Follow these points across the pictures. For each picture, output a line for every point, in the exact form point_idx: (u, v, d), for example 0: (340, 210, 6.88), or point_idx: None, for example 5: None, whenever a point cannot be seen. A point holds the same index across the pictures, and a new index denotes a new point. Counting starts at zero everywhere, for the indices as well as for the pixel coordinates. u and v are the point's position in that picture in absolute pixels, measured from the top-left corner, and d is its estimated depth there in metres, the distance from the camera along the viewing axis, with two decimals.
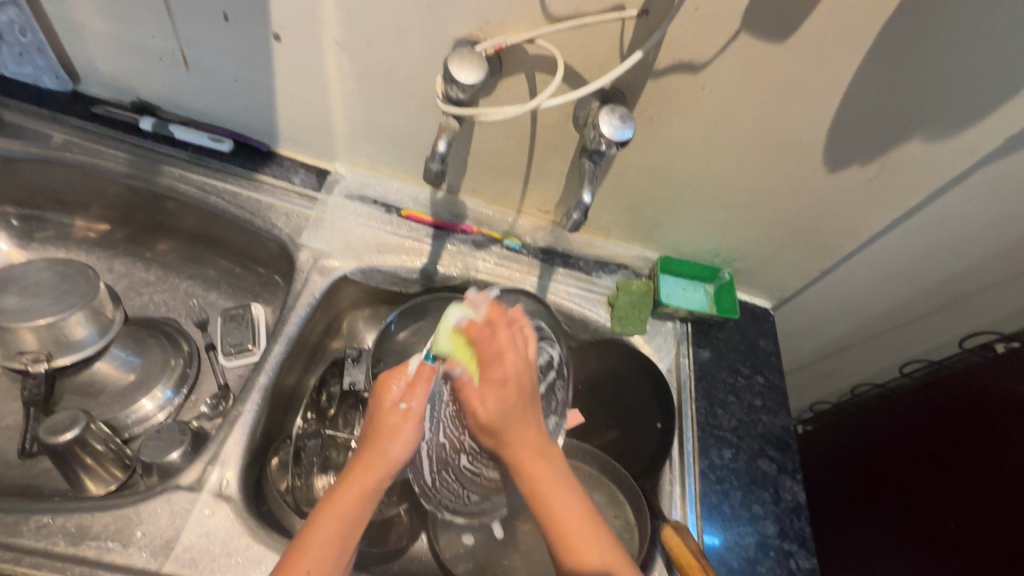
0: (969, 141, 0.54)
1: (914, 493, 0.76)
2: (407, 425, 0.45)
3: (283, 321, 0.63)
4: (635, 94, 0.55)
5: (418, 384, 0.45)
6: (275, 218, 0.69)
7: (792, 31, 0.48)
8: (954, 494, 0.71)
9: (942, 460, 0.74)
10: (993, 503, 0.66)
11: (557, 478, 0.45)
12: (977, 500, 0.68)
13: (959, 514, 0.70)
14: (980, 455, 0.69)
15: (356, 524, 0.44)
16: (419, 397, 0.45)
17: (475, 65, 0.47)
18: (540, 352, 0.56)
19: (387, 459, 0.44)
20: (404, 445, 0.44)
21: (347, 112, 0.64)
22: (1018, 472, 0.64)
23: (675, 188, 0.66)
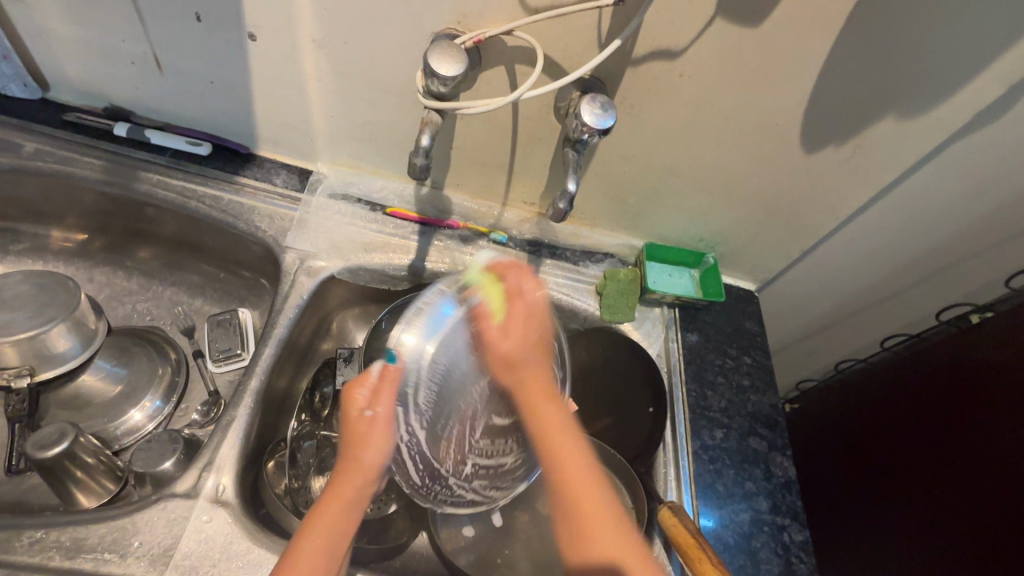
0: (939, 118, 0.56)
1: (902, 464, 0.79)
2: (378, 428, 0.47)
3: (272, 324, 0.62)
4: (614, 82, 0.56)
5: (382, 389, 0.47)
6: (258, 221, 0.68)
7: (766, 14, 0.48)
8: (935, 461, 0.73)
9: (924, 431, 0.76)
10: (975, 467, 0.68)
11: (555, 432, 0.51)
12: (959, 465, 0.70)
13: (943, 481, 0.72)
14: (960, 422, 0.72)
15: (343, 534, 0.46)
16: (386, 405, 0.47)
17: (455, 57, 0.46)
18: (518, 333, 0.53)
19: (363, 464, 0.46)
20: (378, 450, 0.47)
21: (326, 109, 0.64)
22: (997, 436, 0.66)
23: (657, 175, 0.67)
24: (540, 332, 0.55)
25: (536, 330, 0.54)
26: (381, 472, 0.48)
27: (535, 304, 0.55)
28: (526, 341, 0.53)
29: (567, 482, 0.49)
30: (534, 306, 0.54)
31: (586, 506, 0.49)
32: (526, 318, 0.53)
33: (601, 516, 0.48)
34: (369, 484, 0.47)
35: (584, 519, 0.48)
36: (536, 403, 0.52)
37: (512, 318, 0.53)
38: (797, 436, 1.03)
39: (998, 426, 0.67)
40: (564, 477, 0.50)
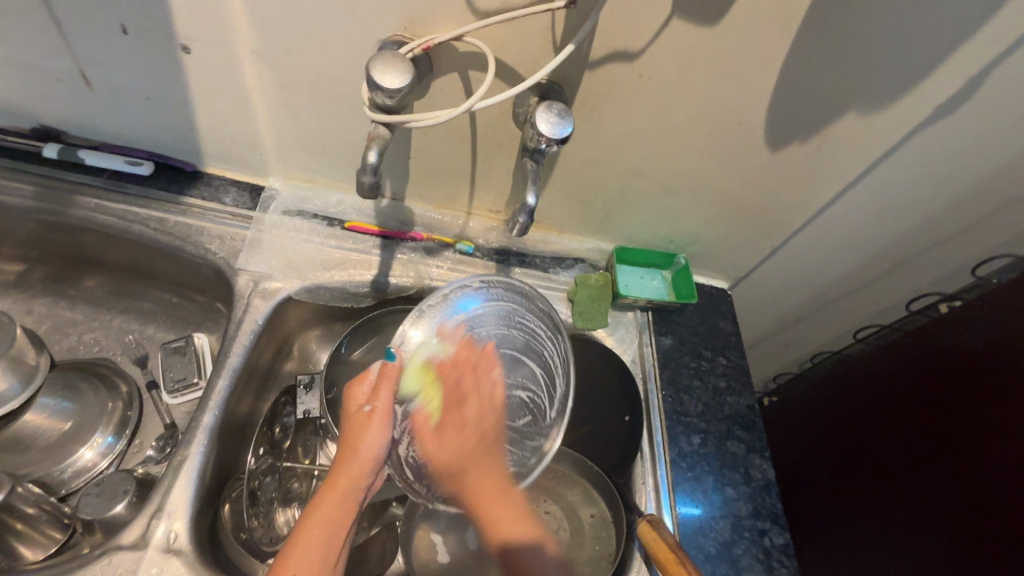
0: (899, 112, 0.55)
1: (886, 465, 0.78)
2: (375, 421, 0.49)
3: (226, 352, 0.59)
4: (573, 86, 0.54)
5: (380, 386, 0.50)
6: (207, 242, 0.64)
7: (723, 14, 0.47)
8: (919, 466, 0.72)
9: (909, 432, 0.75)
10: (957, 474, 0.67)
11: (500, 520, 0.52)
12: (942, 472, 0.69)
13: (927, 487, 0.71)
14: (943, 426, 0.70)
15: (340, 524, 0.48)
16: (382, 401, 0.50)
17: (400, 67, 0.43)
18: (447, 417, 0.57)
19: (360, 454, 0.49)
20: (372, 446, 0.49)
21: (273, 122, 0.60)
22: (982, 445, 0.65)
23: (623, 179, 0.65)
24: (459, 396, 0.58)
25: (477, 432, 0.57)
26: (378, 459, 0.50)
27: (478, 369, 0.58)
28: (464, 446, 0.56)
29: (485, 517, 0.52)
30: (485, 399, 0.58)
31: (494, 506, 0.53)
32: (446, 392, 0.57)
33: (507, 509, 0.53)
34: (362, 473, 0.49)
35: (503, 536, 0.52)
36: (486, 512, 0.52)
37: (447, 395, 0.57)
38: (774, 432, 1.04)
39: (984, 436, 0.65)
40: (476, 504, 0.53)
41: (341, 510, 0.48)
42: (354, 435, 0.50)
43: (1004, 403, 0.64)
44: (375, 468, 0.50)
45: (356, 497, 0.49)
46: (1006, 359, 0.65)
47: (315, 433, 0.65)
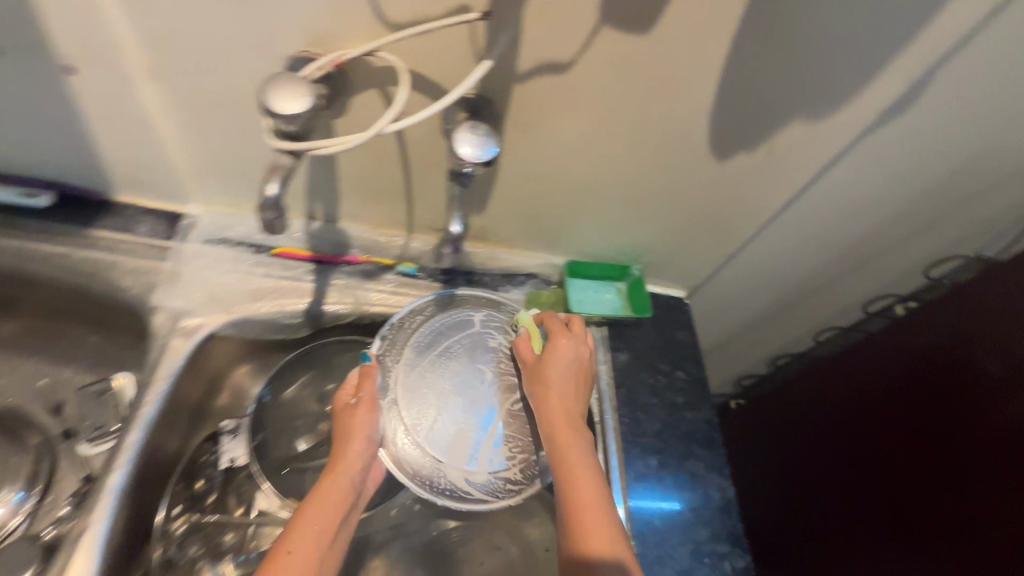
0: (845, 118, 0.53)
1: (864, 464, 0.79)
2: (361, 411, 0.54)
3: (139, 400, 0.54)
4: (502, 100, 0.50)
5: (363, 382, 0.56)
6: (119, 278, 0.59)
7: (653, 22, 0.44)
8: (895, 460, 0.73)
9: (881, 428, 0.76)
10: (930, 462, 0.69)
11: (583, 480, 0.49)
12: (912, 462, 0.71)
13: (904, 479, 0.72)
14: (908, 420, 0.72)
15: (338, 510, 0.50)
16: (365, 393, 0.54)
17: (297, 90, 0.39)
18: (559, 378, 0.55)
19: (348, 444, 0.52)
20: (362, 435, 0.52)
21: (183, 145, 0.55)
22: (946, 431, 0.67)
23: (568, 193, 0.62)
24: (576, 368, 0.56)
25: (580, 368, 0.57)
26: (370, 445, 0.53)
27: (577, 351, 0.57)
28: (568, 376, 0.55)
29: (571, 494, 0.49)
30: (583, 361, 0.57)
31: (585, 504, 0.48)
32: (565, 354, 0.56)
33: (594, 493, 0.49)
34: (356, 460, 0.52)
35: (583, 523, 0.47)
36: (568, 450, 0.51)
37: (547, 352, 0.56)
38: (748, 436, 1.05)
39: (950, 421, 0.67)
40: (570, 481, 0.49)
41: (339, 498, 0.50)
42: (345, 427, 0.54)
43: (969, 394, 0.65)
44: (368, 454, 0.53)
45: (350, 485, 0.52)
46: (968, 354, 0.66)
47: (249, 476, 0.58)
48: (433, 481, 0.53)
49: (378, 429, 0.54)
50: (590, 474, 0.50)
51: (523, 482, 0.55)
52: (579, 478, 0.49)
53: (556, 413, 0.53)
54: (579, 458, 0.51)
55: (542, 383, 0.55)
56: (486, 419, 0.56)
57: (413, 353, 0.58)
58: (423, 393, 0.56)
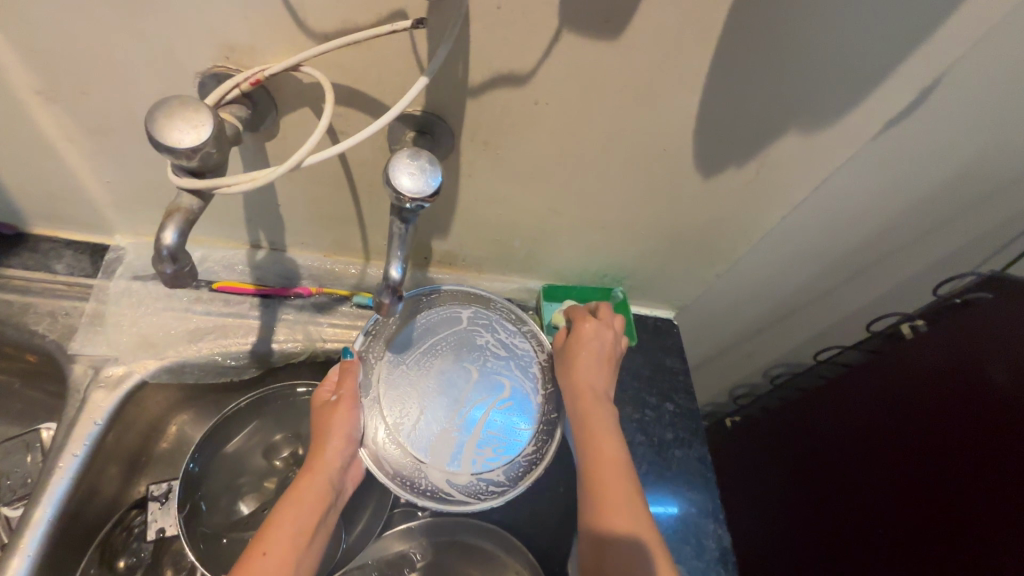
0: (845, 129, 0.47)
1: (866, 491, 0.72)
2: (340, 409, 0.49)
3: (51, 467, 0.47)
4: (455, 117, 0.43)
5: (344, 378, 0.51)
6: (35, 323, 0.53)
7: (623, 27, 0.37)
8: (897, 482, 0.68)
9: (882, 448, 0.71)
10: (932, 484, 0.63)
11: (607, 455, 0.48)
12: (913, 484, 0.65)
13: (907, 502, 0.66)
14: (909, 438, 0.67)
15: (312, 513, 0.46)
16: (346, 389, 0.50)
17: (196, 117, 0.32)
18: (589, 361, 0.53)
19: (326, 444, 0.48)
20: (343, 433, 0.49)
21: (97, 173, 0.49)
22: (947, 449, 0.62)
23: (539, 214, 0.55)
24: (603, 352, 0.54)
25: (608, 351, 0.54)
26: (351, 445, 0.49)
27: (607, 339, 0.55)
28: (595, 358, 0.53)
29: (598, 473, 0.47)
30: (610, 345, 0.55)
31: (609, 485, 0.46)
32: (593, 337, 0.54)
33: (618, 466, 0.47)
34: (334, 459, 0.48)
35: (609, 503, 0.45)
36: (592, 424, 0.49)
37: (577, 334, 0.54)
38: (745, 456, 1.00)
39: (952, 439, 0.62)
40: (597, 462, 0.48)
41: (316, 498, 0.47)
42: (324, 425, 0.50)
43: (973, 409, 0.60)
44: (347, 452, 0.50)
45: (329, 484, 0.48)
46: (972, 365, 0.62)
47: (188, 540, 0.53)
48: (413, 482, 0.49)
49: (359, 428, 0.49)
50: (617, 454, 0.48)
51: (508, 484, 0.50)
52: (606, 457, 0.48)
53: (583, 393, 0.51)
54: (606, 437, 0.49)
55: (572, 363, 0.53)
56: (471, 418, 0.52)
57: (399, 346, 0.54)
58: (406, 390, 0.52)
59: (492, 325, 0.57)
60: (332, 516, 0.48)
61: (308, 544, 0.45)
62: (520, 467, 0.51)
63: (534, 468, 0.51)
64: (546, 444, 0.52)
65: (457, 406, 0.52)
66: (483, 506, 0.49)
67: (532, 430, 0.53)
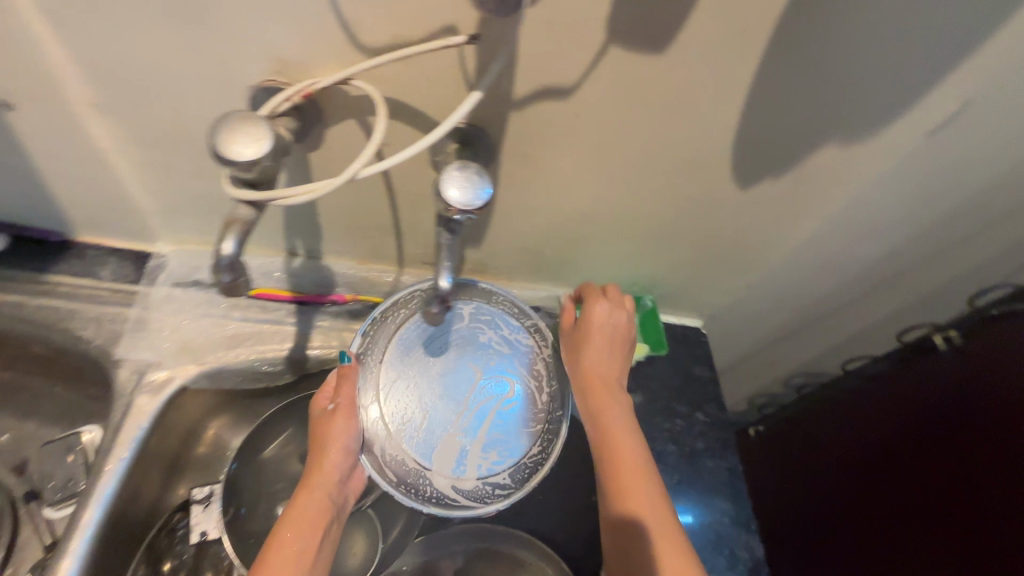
0: (886, 140, 0.47)
1: (890, 510, 0.71)
2: (339, 418, 0.49)
3: (98, 472, 0.48)
4: (498, 129, 0.44)
5: (341, 385, 0.49)
6: (81, 328, 0.54)
7: (669, 41, 0.38)
8: (922, 501, 0.67)
9: (909, 466, 0.70)
10: (962, 507, 0.62)
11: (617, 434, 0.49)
12: (939, 506, 0.65)
13: (932, 524, 0.65)
14: (937, 452, 0.66)
15: (316, 524, 0.47)
16: (344, 398, 0.49)
17: (255, 130, 0.33)
18: (597, 347, 0.52)
19: (327, 454, 0.49)
20: (340, 444, 0.49)
21: (144, 182, 0.50)
22: (977, 470, 0.61)
23: (573, 224, 0.56)
24: (611, 338, 0.53)
25: (615, 337, 0.53)
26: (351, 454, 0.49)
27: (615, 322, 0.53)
28: (601, 344, 0.52)
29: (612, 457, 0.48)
30: (619, 328, 0.53)
31: (623, 464, 0.47)
32: (603, 320, 0.52)
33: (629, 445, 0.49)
34: (335, 469, 0.49)
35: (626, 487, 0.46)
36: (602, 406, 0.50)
37: (586, 316, 0.53)
38: (767, 466, 0.99)
39: (982, 461, 0.61)
40: (610, 447, 0.48)
41: (319, 513, 0.47)
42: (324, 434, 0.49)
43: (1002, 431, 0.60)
44: (344, 464, 0.50)
45: (328, 496, 0.49)
46: (1002, 383, 0.61)
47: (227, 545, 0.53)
48: (418, 488, 0.48)
49: (356, 440, 0.49)
50: (627, 432, 0.49)
51: (513, 487, 0.49)
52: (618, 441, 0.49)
53: (590, 383, 0.51)
54: (616, 421, 0.50)
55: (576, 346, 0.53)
56: (473, 421, 0.50)
57: (399, 347, 0.51)
58: (407, 395, 0.50)
59: (496, 322, 0.54)
60: (336, 526, 0.49)
61: (315, 557, 0.46)
62: (525, 469, 0.50)
63: (540, 470, 0.50)
64: (550, 445, 0.51)
65: (458, 410, 0.50)
66: (490, 511, 0.47)
67: (536, 432, 0.51)
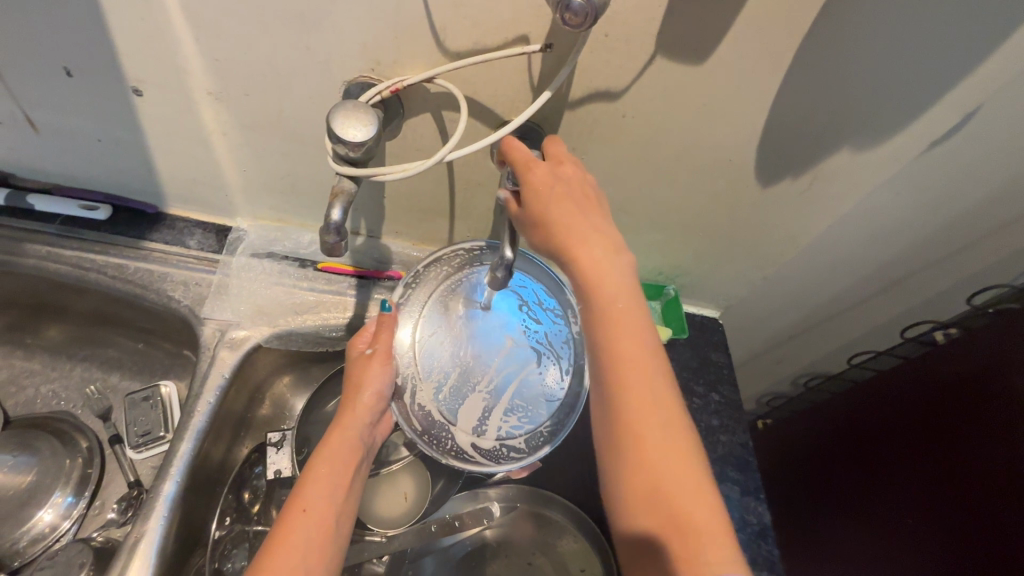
0: (893, 146, 0.53)
1: (893, 494, 0.77)
2: (375, 362, 0.54)
3: (188, 413, 0.56)
4: (552, 125, 0.51)
5: (381, 332, 0.54)
6: (171, 289, 0.62)
7: (708, 53, 0.44)
8: (922, 487, 0.73)
9: (908, 448, 0.76)
10: (958, 496, 0.68)
11: (647, 412, 0.41)
12: (937, 492, 0.70)
13: (931, 506, 0.71)
14: (932, 433, 0.73)
15: (347, 459, 0.53)
16: (382, 344, 0.54)
17: (363, 118, 0.40)
18: (558, 212, 0.43)
19: (359, 396, 0.54)
20: (375, 387, 0.54)
21: (237, 163, 0.57)
22: (971, 450, 0.67)
23: (609, 214, 0.62)
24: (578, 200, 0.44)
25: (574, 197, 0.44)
26: (382, 398, 0.55)
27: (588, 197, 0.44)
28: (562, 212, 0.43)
29: (645, 439, 0.40)
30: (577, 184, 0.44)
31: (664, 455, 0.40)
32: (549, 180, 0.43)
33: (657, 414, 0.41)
34: (366, 411, 0.55)
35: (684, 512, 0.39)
36: (631, 359, 0.42)
37: (532, 183, 0.43)
38: (771, 455, 1.05)
39: (972, 448, 0.67)
40: (636, 428, 0.41)
41: (348, 449, 0.53)
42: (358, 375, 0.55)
43: (998, 426, 0.65)
44: (376, 407, 0.55)
45: (358, 436, 0.54)
46: (995, 375, 0.67)
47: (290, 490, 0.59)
48: (439, 441, 0.52)
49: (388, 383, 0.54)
50: (659, 402, 0.41)
51: (525, 451, 0.52)
52: (659, 444, 0.41)
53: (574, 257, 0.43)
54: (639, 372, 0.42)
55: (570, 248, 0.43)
56: (498, 383, 0.53)
57: (433, 304, 0.55)
58: (438, 347, 0.54)
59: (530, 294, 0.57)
60: (365, 461, 0.55)
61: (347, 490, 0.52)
62: (540, 436, 0.53)
63: (553, 439, 0.53)
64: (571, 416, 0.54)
65: (483, 369, 0.53)
66: (496, 469, 0.51)
67: (554, 403, 0.54)
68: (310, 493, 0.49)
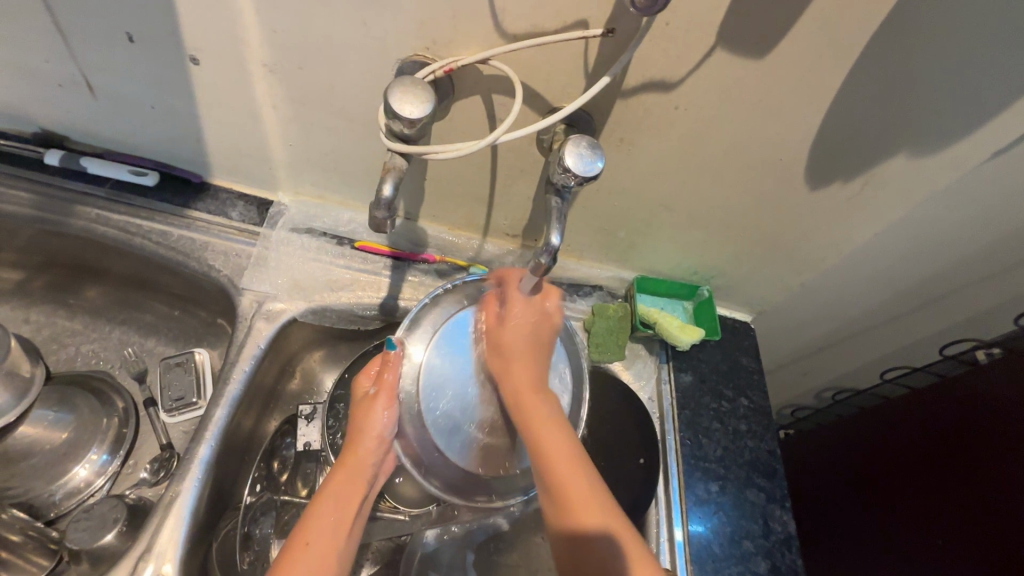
0: (951, 153, 0.52)
1: (921, 514, 0.75)
2: (378, 403, 0.52)
3: (224, 378, 0.57)
4: (602, 115, 0.50)
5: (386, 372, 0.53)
6: (211, 259, 0.63)
7: (771, 48, 0.43)
8: (952, 507, 0.70)
9: (935, 469, 0.74)
10: (984, 516, 0.66)
11: (568, 469, 0.49)
12: (966, 513, 0.68)
13: (958, 530, 0.69)
14: (962, 455, 0.71)
15: (352, 501, 0.51)
16: (386, 385, 0.52)
17: (419, 96, 0.40)
18: (513, 337, 0.53)
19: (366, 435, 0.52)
20: (376, 431, 0.52)
21: (284, 139, 0.57)
22: (1000, 478, 0.65)
23: (650, 209, 0.61)
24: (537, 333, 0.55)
25: (544, 333, 0.55)
26: (386, 440, 0.52)
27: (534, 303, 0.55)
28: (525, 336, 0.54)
29: (570, 502, 0.48)
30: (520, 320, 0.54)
31: (576, 495, 0.48)
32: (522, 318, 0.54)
33: (580, 476, 0.49)
34: (373, 453, 0.52)
35: (574, 499, 0.48)
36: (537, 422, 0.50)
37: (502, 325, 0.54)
38: (794, 465, 1.04)
39: (1000, 474, 0.65)
40: (563, 491, 0.48)
41: (349, 488, 0.51)
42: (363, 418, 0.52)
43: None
44: (382, 451, 0.53)
45: (366, 477, 0.52)
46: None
47: (315, 464, 0.61)
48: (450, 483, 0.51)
49: (391, 427, 0.52)
50: (568, 458, 0.49)
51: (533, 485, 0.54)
52: (554, 460, 0.49)
53: (522, 389, 0.51)
54: (561, 452, 0.49)
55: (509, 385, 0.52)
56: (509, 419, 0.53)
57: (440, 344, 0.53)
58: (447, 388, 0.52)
59: None
60: (367, 502, 0.53)
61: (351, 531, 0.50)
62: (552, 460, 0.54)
63: None
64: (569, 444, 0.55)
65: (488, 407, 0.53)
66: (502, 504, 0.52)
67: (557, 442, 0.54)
68: (315, 540, 0.48)
